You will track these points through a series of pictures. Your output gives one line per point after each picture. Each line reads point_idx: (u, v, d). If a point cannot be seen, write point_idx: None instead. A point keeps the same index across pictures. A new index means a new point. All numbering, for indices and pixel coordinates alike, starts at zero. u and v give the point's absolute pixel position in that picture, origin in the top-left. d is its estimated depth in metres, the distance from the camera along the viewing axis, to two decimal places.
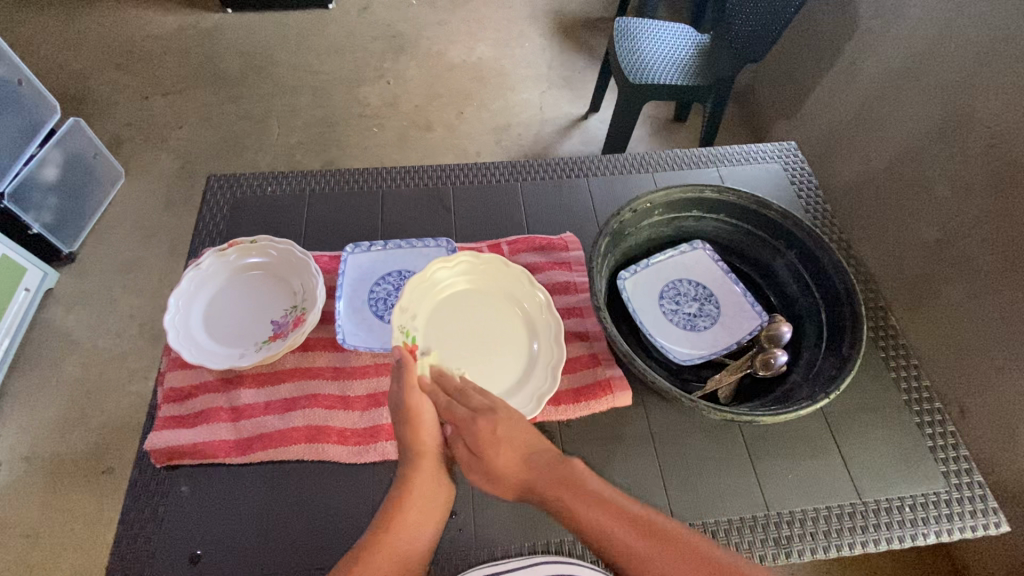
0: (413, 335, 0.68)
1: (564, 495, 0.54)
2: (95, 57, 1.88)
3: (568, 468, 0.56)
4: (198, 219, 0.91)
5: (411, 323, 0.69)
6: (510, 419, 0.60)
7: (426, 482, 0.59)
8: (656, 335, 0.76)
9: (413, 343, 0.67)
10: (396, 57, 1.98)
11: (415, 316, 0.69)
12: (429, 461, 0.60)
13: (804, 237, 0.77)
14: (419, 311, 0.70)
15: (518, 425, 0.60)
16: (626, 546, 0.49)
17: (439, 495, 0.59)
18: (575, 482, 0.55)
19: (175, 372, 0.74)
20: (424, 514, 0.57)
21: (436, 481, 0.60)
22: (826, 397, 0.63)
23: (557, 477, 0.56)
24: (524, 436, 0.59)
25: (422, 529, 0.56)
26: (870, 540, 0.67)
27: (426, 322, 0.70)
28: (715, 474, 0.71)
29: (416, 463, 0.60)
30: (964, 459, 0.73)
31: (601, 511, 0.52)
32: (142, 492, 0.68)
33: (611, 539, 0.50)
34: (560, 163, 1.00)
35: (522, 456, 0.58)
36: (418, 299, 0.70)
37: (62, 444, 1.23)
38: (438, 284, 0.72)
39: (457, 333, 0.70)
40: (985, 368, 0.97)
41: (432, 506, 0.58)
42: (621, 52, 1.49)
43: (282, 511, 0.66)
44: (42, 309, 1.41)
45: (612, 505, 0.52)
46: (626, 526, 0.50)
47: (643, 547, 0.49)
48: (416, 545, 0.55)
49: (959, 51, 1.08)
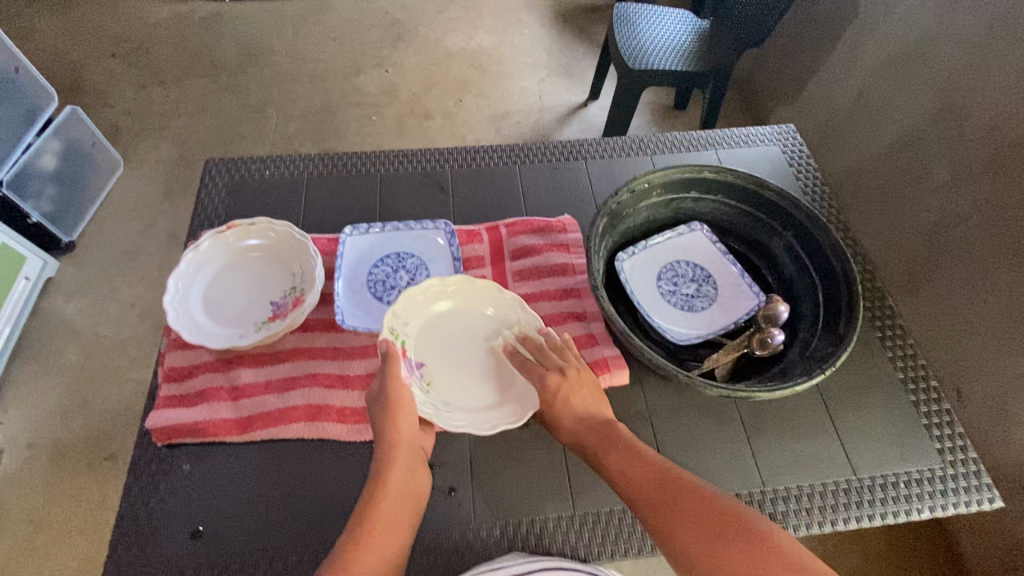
0: (402, 339, 0.68)
1: (604, 450, 0.62)
2: (91, 47, 1.87)
3: (614, 431, 0.63)
4: (197, 202, 0.91)
5: (403, 328, 0.68)
6: (580, 381, 0.66)
7: (402, 471, 0.61)
8: (653, 316, 0.77)
9: (401, 346, 0.67)
10: (394, 46, 1.97)
11: (408, 324, 0.69)
12: (402, 450, 0.62)
13: (802, 218, 0.77)
14: (412, 319, 0.69)
15: (585, 389, 0.66)
16: (646, 491, 0.56)
17: (415, 483, 0.61)
18: (619, 439, 0.62)
19: (175, 352, 0.75)
20: (403, 500, 0.59)
21: (410, 470, 0.62)
22: (823, 372, 0.64)
23: (604, 434, 0.63)
24: (587, 399, 0.66)
25: (404, 513, 0.59)
26: (864, 515, 0.68)
27: (418, 332, 0.69)
28: (711, 451, 0.71)
29: (393, 452, 0.61)
30: (960, 436, 0.74)
31: (629, 464, 0.59)
32: (142, 470, 0.68)
33: (632, 479, 0.58)
34: (559, 146, 1.00)
35: (585, 414, 0.65)
36: (413, 311, 0.70)
37: (65, 430, 1.24)
38: (433, 297, 0.71)
39: (446, 345, 0.69)
40: (983, 351, 0.97)
41: (409, 493, 0.60)
42: (621, 38, 1.48)
43: (281, 488, 0.67)
44: (43, 297, 1.41)
45: (640, 457, 0.60)
46: (646, 473, 0.58)
47: (655, 488, 0.56)
48: (400, 525, 0.58)
49: (961, 32, 1.07)
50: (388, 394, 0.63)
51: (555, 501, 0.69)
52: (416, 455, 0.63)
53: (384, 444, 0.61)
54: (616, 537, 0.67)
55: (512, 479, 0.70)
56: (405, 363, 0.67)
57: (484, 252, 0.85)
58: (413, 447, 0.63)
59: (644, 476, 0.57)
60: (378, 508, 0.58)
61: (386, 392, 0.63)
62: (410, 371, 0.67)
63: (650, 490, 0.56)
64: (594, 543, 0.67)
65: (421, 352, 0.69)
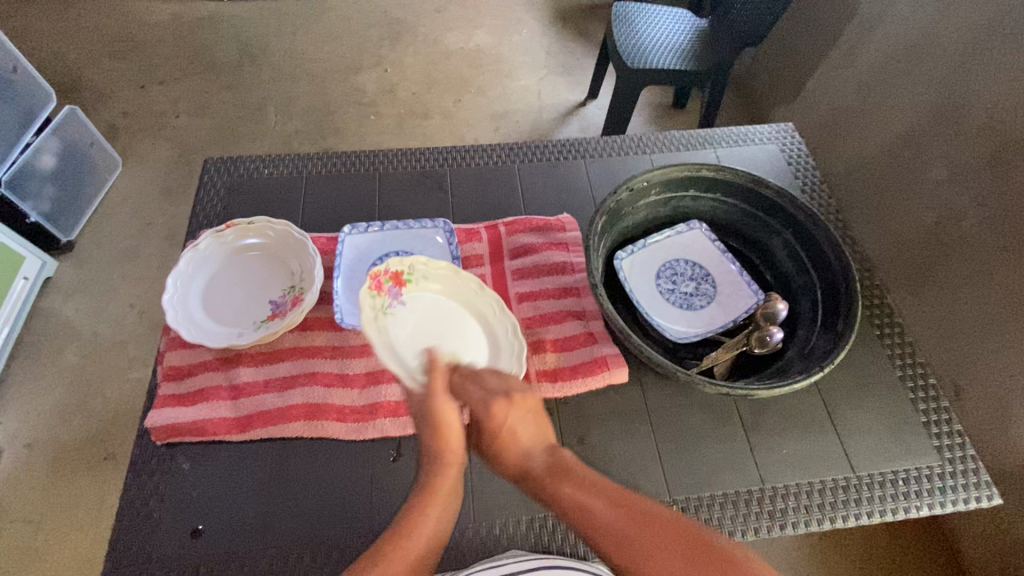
0: (412, 277, 0.71)
1: (555, 485, 0.53)
2: (90, 46, 1.87)
3: (565, 460, 0.55)
4: (196, 202, 0.91)
5: (422, 274, 0.71)
6: (524, 409, 0.57)
7: (447, 489, 0.57)
8: (653, 314, 0.77)
9: (406, 279, 0.70)
10: (393, 45, 1.97)
11: (426, 283, 0.71)
12: (452, 469, 0.58)
13: (801, 216, 0.77)
14: (434, 278, 0.72)
15: (528, 417, 0.57)
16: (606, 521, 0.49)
17: (456, 501, 0.58)
18: (571, 472, 0.54)
19: (174, 351, 0.75)
20: (445, 515, 0.56)
21: (455, 489, 0.58)
22: (822, 370, 0.64)
23: (554, 464, 0.55)
24: (536, 429, 0.57)
25: (443, 529, 0.55)
26: (863, 513, 0.68)
27: (430, 293, 0.71)
28: (711, 450, 0.71)
29: (441, 470, 0.58)
30: (958, 434, 0.74)
31: (583, 494, 0.51)
32: (142, 469, 0.68)
33: (593, 517, 0.49)
34: (558, 144, 1.01)
35: (533, 442, 0.57)
36: (443, 280, 0.72)
37: (64, 430, 1.24)
38: (466, 287, 0.72)
39: (438, 319, 0.68)
40: (982, 348, 0.98)
41: (450, 510, 0.57)
42: (619, 37, 1.48)
43: (282, 487, 0.67)
44: (42, 297, 1.41)
45: (594, 486, 0.52)
46: (606, 506, 0.50)
47: (620, 523, 0.48)
48: (438, 538, 0.55)
49: (960, 31, 1.07)
50: (436, 413, 0.57)
51: None
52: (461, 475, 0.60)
53: (434, 463, 0.58)
54: None
55: None
56: (395, 288, 0.69)
57: (483, 251, 0.85)
58: (460, 466, 0.60)
59: (603, 510, 0.50)
60: (420, 521, 0.54)
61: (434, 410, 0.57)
62: (395, 298, 0.68)
63: (614, 524, 0.48)
64: None
65: (414, 299, 0.69)
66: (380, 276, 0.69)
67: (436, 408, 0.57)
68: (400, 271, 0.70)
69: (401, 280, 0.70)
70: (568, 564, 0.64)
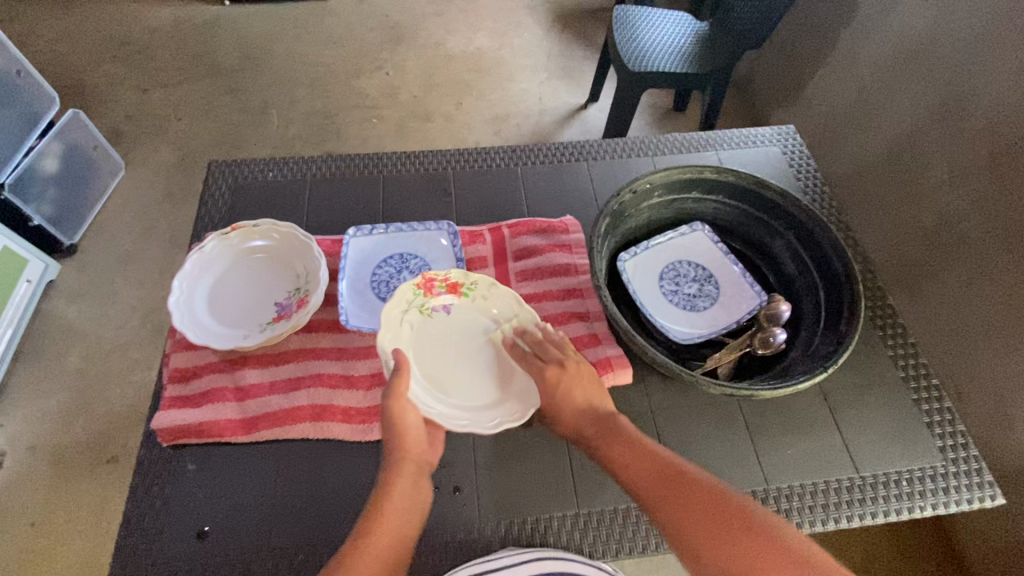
0: (469, 291, 0.72)
1: (603, 441, 0.62)
2: (92, 50, 1.88)
3: (613, 420, 0.63)
4: (201, 204, 0.92)
5: (480, 292, 0.73)
6: (580, 374, 0.65)
7: (408, 484, 0.60)
8: (656, 316, 0.77)
9: (462, 290, 0.72)
10: (394, 48, 1.98)
11: (483, 303, 0.72)
12: (411, 464, 0.61)
13: (803, 218, 0.78)
14: (487, 301, 0.72)
15: (585, 385, 0.65)
16: (647, 483, 0.55)
17: (420, 495, 0.61)
18: (616, 429, 0.62)
19: (179, 353, 0.75)
20: (409, 507, 0.59)
21: (418, 484, 0.61)
22: (824, 370, 0.65)
23: (602, 424, 0.63)
24: (589, 391, 0.65)
25: (412, 522, 0.58)
26: (868, 513, 0.68)
27: (479, 313, 0.72)
28: (715, 450, 0.71)
29: (402, 464, 0.61)
30: (961, 434, 0.74)
31: (630, 453, 0.59)
32: (148, 471, 0.68)
33: (625, 466, 0.58)
34: (560, 147, 1.01)
35: (581, 406, 0.65)
36: (501, 305, 0.72)
37: (67, 433, 1.24)
38: (511, 322, 0.71)
39: (472, 339, 0.71)
40: (983, 349, 0.98)
41: (416, 505, 0.60)
42: (620, 40, 1.49)
43: (288, 488, 0.67)
44: (44, 300, 1.41)
45: (640, 448, 0.59)
46: (640, 458, 0.58)
47: (648, 473, 0.56)
48: (408, 529, 0.57)
49: (960, 32, 1.08)
50: (387, 414, 0.61)
51: (560, 499, 0.69)
52: (424, 472, 0.63)
53: (392, 460, 0.61)
54: (621, 536, 0.67)
55: (518, 477, 0.70)
56: (447, 295, 0.72)
57: (487, 253, 0.86)
58: (419, 463, 0.63)
59: (638, 464, 0.57)
60: (386, 514, 0.57)
61: (386, 411, 0.61)
62: (442, 304, 0.72)
63: (644, 473, 0.56)
64: (598, 540, 0.67)
65: (458, 312, 0.72)
66: (438, 279, 0.72)
67: (388, 410, 0.62)
68: (461, 283, 0.73)
69: (458, 290, 0.72)
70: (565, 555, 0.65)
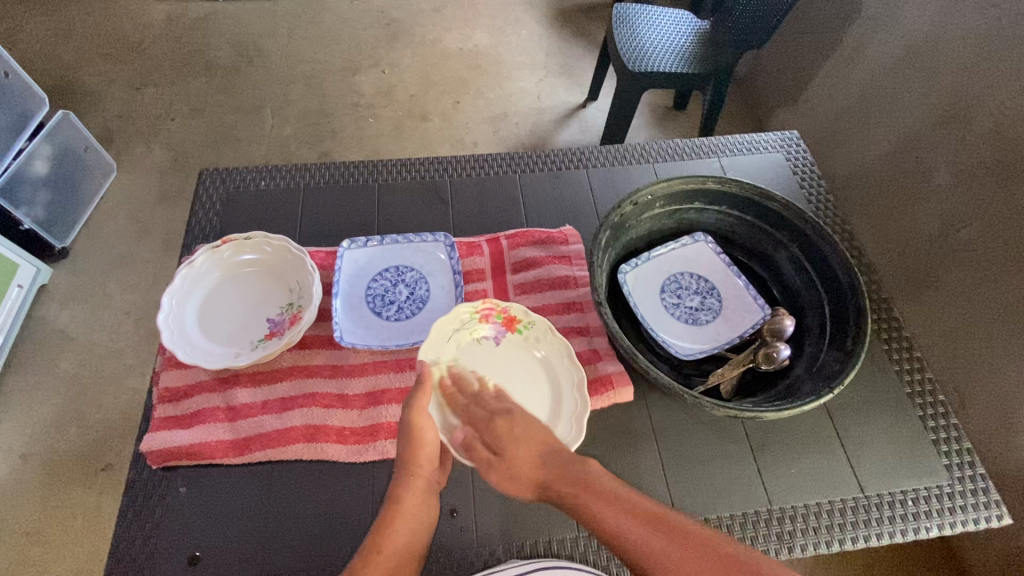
0: (525, 325, 0.71)
1: (580, 494, 0.56)
2: (82, 48, 1.85)
3: (582, 467, 0.58)
4: (191, 214, 0.90)
5: (535, 328, 0.71)
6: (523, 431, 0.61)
7: (415, 500, 0.59)
8: (657, 330, 0.75)
9: (514, 323, 0.71)
10: (390, 46, 1.95)
11: (533, 343, 0.70)
12: (421, 480, 0.60)
13: (807, 230, 0.76)
14: (540, 343, 0.70)
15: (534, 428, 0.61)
16: (633, 536, 0.51)
17: (426, 513, 0.59)
18: (596, 486, 0.56)
19: (169, 371, 0.73)
20: (416, 524, 0.58)
21: (425, 501, 0.60)
22: (830, 391, 0.63)
23: (572, 474, 0.57)
24: (528, 446, 0.60)
25: (418, 538, 0.58)
26: (873, 534, 0.67)
27: (537, 356, 0.70)
28: (718, 469, 0.70)
29: (410, 479, 0.59)
30: (967, 452, 0.73)
31: (607, 505, 0.54)
32: (139, 492, 0.67)
33: (627, 536, 0.51)
34: (559, 154, 0.99)
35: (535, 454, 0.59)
36: (551, 347, 0.70)
37: (61, 441, 1.22)
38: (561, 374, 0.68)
39: (515, 377, 0.68)
40: (986, 359, 0.97)
41: (423, 523, 0.59)
42: (619, 39, 1.46)
43: (282, 510, 0.66)
44: (36, 304, 1.39)
45: (618, 498, 0.54)
46: (639, 523, 0.52)
47: (660, 551, 0.50)
48: (410, 550, 0.56)
49: (964, 36, 1.06)
50: (407, 425, 0.60)
51: (561, 521, 0.68)
52: (433, 488, 0.61)
53: (403, 475, 0.59)
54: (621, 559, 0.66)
55: (515, 497, 0.69)
56: (502, 326, 0.71)
57: (484, 265, 0.84)
58: (430, 479, 0.61)
59: (646, 536, 0.51)
60: (392, 529, 0.57)
61: (406, 423, 0.60)
62: (494, 333, 0.71)
63: (650, 543, 0.50)
64: (600, 563, 0.66)
65: (507, 345, 0.70)
66: (497, 310, 0.71)
67: (407, 423, 0.60)
68: (518, 319, 0.71)
69: (513, 326, 0.71)
70: (560, 568, 0.64)
